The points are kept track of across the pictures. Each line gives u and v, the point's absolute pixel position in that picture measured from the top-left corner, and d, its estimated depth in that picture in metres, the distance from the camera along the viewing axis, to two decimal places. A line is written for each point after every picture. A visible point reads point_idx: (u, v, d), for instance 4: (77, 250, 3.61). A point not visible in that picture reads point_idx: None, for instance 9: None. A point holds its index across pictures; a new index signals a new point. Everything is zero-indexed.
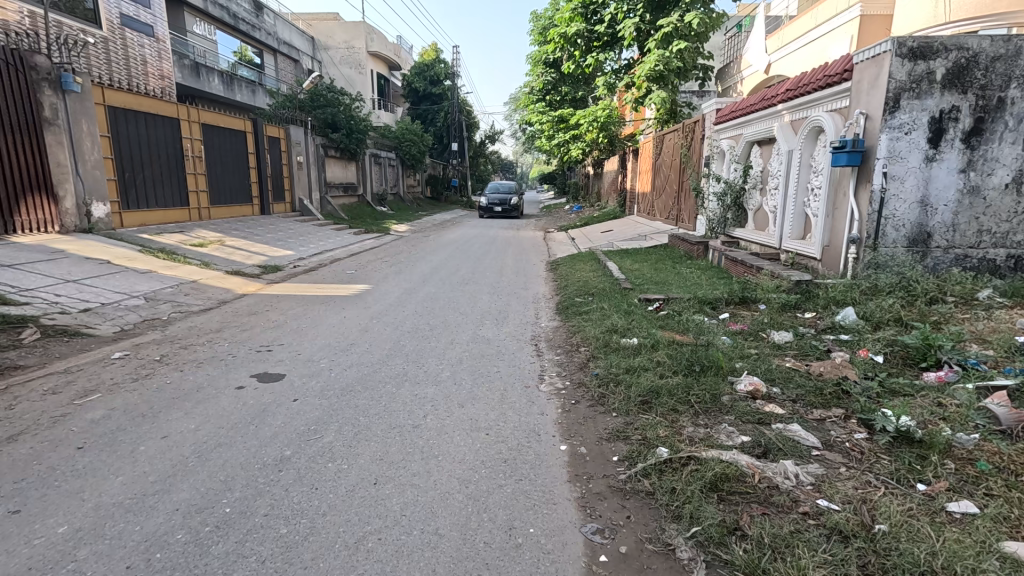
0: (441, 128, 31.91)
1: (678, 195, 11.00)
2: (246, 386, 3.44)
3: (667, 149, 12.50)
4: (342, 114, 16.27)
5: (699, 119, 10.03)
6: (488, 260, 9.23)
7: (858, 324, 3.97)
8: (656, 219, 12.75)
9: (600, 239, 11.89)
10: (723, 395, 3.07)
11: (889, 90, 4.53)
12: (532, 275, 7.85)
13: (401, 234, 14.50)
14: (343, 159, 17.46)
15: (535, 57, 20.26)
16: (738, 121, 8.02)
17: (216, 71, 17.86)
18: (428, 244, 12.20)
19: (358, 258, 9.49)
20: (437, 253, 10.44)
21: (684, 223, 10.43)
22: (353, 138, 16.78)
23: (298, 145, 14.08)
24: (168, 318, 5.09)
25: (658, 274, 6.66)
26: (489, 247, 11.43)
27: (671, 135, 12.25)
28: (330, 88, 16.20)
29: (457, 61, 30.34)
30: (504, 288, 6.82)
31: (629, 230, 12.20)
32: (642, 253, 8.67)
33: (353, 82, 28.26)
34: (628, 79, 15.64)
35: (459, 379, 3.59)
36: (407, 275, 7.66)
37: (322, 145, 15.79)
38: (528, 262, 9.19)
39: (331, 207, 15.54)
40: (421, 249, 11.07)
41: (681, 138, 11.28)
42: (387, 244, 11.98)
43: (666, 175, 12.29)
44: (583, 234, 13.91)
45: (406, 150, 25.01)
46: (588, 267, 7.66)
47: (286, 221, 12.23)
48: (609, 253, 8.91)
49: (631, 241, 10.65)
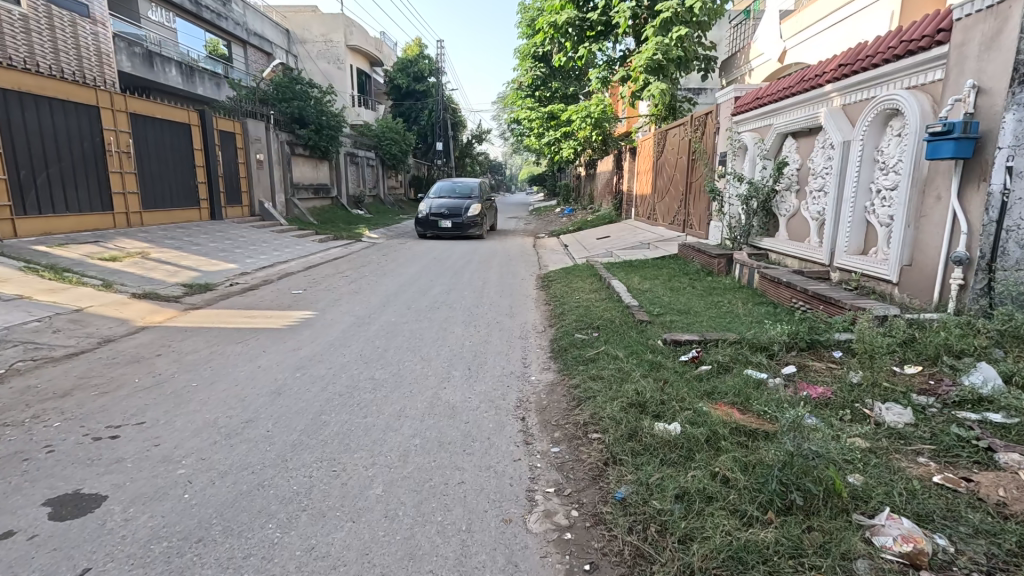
0: (425, 126, 30.45)
1: (686, 198, 9.70)
2: (22, 530, 1.99)
3: (670, 146, 11.17)
4: (310, 108, 14.76)
5: (711, 110, 8.68)
6: (467, 274, 7.84)
7: (1011, 395, 2.62)
8: (659, 224, 11.45)
9: (596, 247, 10.55)
10: (860, 562, 1.69)
11: (1020, 50, 3.21)
12: (519, 295, 6.49)
13: (375, 241, 13.06)
14: (313, 158, 15.96)
15: (523, 51, 18.91)
16: (764, 111, 6.72)
17: (173, 62, 16.23)
18: (402, 253, 10.82)
19: (315, 272, 8.08)
20: (410, 264, 9.02)
21: (694, 230, 9.14)
22: (323, 135, 15.29)
23: (258, 142, 12.54)
24: (5, 372, 3.61)
25: (677, 298, 5.29)
26: (472, 256, 10.07)
27: (675, 131, 10.97)
28: (297, 80, 14.68)
29: (441, 56, 28.89)
30: (483, 315, 5.45)
31: (629, 237, 10.90)
32: (649, 266, 7.33)
33: (331, 77, 26.67)
34: (625, 72, 14.31)
35: (394, 506, 2.17)
36: (366, 296, 6.25)
37: (288, 142, 14.28)
38: (515, 276, 7.84)
39: (299, 211, 14.05)
40: (392, 259, 9.68)
41: (687, 134, 9.93)
42: (356, 253, 10.57)
43: (670, 175, 10.97)
44: (575, 241, 12.57)
45: (387, 149, 23.55)
46: (586, 286, 6.28)
47: (240, 227, 10.75)
48: (611, 266, 7.57)
49: (634, 250, 9.33)
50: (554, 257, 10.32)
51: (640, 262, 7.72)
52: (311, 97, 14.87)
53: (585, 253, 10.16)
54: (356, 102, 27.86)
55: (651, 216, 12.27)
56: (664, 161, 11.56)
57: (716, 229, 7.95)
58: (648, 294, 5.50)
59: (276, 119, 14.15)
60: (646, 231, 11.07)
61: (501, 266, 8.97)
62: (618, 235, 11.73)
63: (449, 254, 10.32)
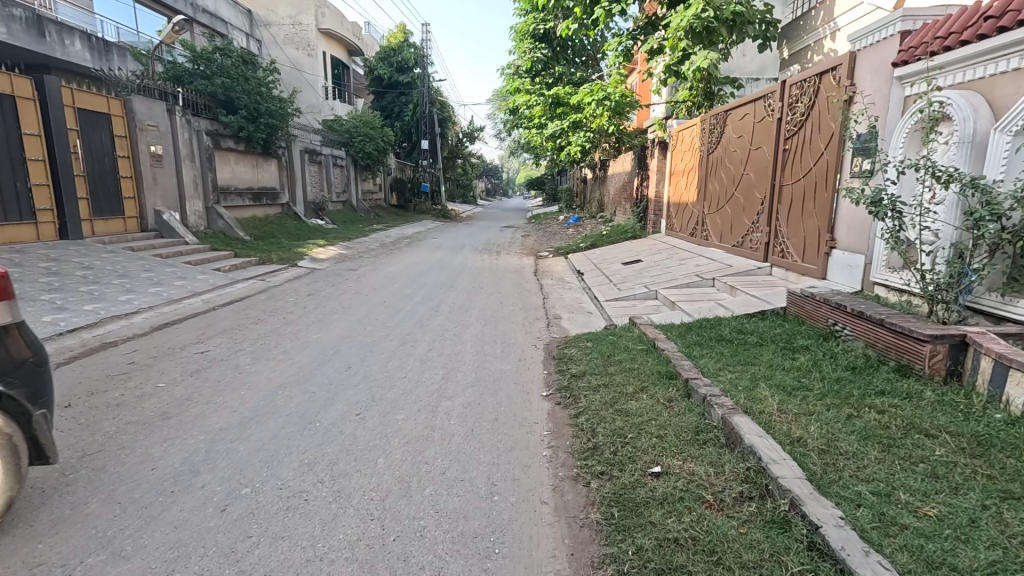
0: (409, 123, 27.00)
1: (778, 211, 6.29)
2: None
3: (732, 134, 7.70)
4: (240, 88, 11.29)
5: (832, 67, 5.24)
6: (419, 354, 4.35)
7: None
8: (720, 246, 8.00)
9: (632, 285, 7.09)
10: None
11: None
12: (507, 429, 3.00)
13: (318, 265, 9.58)
14: (250, 155, 12.48)
15: (521, 29, 15.54)
16: (1000, 44, 3.37)
17: (76, 33, 12.33)
18: (343, 288, 7.41)
19: (153, 343, 4.60)
20: (336, 319, 5.57)
21: (801, 264, 5.74)
22: (260, 125, 11.82)
23: (152, 129, 9.10)
24: None
25: (975, 525, 1.82)
26: (440, 300, 6.60)
27: (737, 112, 7.60)
28: (223, 51, 11.19)
29: (427, 43, 25.49)
30: (409, 548, 1.98)
31: (675, 270, 7.46)
32: (759, 347, 3.85)
33: (300, 65, 23.14)
34: (658, 41, 10.98)
35: None
36: (168, 442, 2.77)
37: (208, 133, 10.79)
38: (506, 355, 4.35)
39: (224, 222, 10.75)
40: (315, 305, 6.23)
41: (772, 113, 6.46)
42: (271, 291, 7.14)
43: (737, 178, 7.54)
44: (592, 267, 9.12)
45: (360, 147, 20.06)
46: (662, 420, 2.78)
47: (101, 253, 7.27)
48: (683, 339, 4.10)
49: (694, 295, 5.93)
50: (567, 298, 6.89)
51: (732, 332, 4.24)
52: (244, 75, 11.40)
53: (617, 294, 6.71)
54: (329, 94, 24.36)
55: (702, 232, 8.84)
56: (721, 157, 8.13)
57: (879, 268, 4.45)
58: (861, 491, 2.02)
59: (192, 102, 10.61)
60: (704, 259, 7.64)
61: (485, 322, 5.52)
62: (655, 262, 8.32)
63: (406, 294, 6.88)
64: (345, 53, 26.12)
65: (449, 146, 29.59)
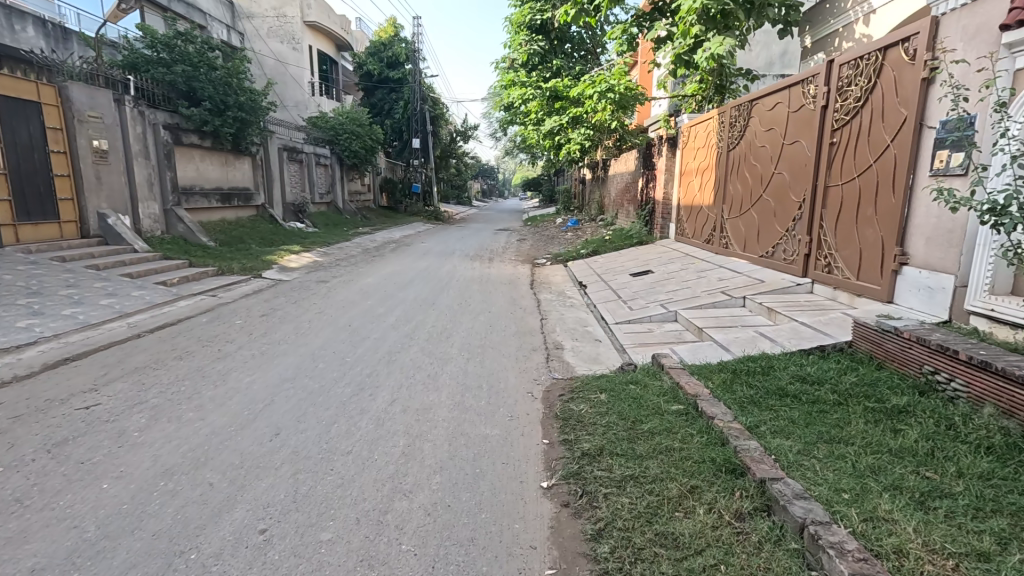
0: (400, 120, 25.84)
1: (822, 218, 5.26)
2: None
3: (759, 127, 6.66)
4: (203, 77, 10.18)
5: (903, 38, 4.20)
6: (376, 410, 3.27)
7: None
8: (744, 256, 6.97)
9: (645, 303, 6.04)
10: None
11: None
12: (489, 567, 1.92)
13: (286, 276, 8.48)
14: (218, 152, 11.36)
15: (517, 18, 14.46)
16: None
17: (29, 18, 11.12)
18: (307, 305, 6.32)
19: (30, 391, 3.50)
20: (285, 352, 4.48)
21: (856, 283, 4.71)
22: (227, 118, 10.72)
23: (95, 120, 8.00)
24: None
25: None
26: (418, 323, 5.53)
27: (765, 101, 6.56)
28: (185, 36, 10.09)
29: (418, 38, 24.43)
30: None
31: (695, 285, 6.40)
32: (841, 409, 2.78)
33: (284, 59, 21.97)
34: (666, 28, 9.82)
35: None
36: None
37: (167, 126, 9.67)
38: (492, 410, 3.29)
39: (184, 226, 9.64)
40: (264, 330, 5.14)
41: (815, 100, 5.42)
42: (219, 309, 6.04)
43: (765, 177, 6.52)
44: (597, 279, 8.05)
45: (346, 145, 18.96)
46: (740, 573, 1.70)
47: (19, 265, 6.14)
48: (731, 393, 3.02)
49: (724, 321, 4.89)
50: (570, 319, 5.83)
51: (793, 383, 3.16)
52: (208, 63, 10.29)
53: (630, 316, 5.64)
54: (316, 90, 23.17)
55: (721, 239, 7.81)
56: (745, 153, 7.09)
57: (982, 295, 3.43)
58: None
59: (148, 92, 9.50)
60: (727, 272, 6.59)
61: (469, 354, 4.46)
62: (669, 274, 7.26)
63: (378, 315, 5.80)
64: (334, 48, 25.03)
65: (442, 145, 28.41)
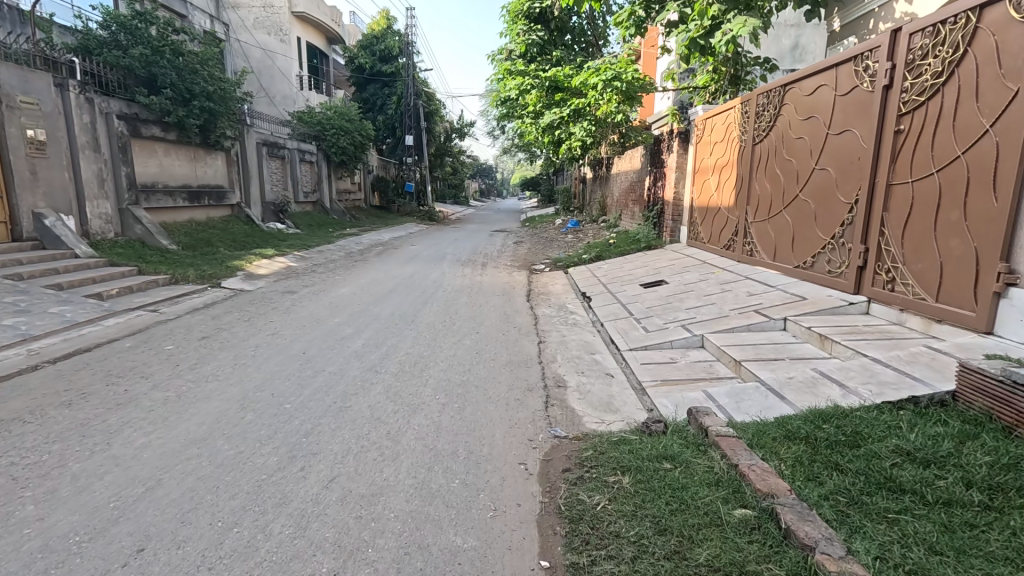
0: (393, 116, 24.84)
1: (882, 223, 4.31)
2: None
3: (795, 115, 5.71)
4: (166, 62, 9.16)
5: None
6: (303, 499, 2.30)
7: None
8: (775, 266, 6.00)
9: (662, 324, 5.08)
10: None
11: None
12: None
13: (250, 285, 7.49)
14: (184, 146, 10.37)
15: (516, 5, 13.48)
16: None
17: None
18: (261, 323, 5.34)
19: None
20: (210, 393, 3.49)
21: (936, 306, 3.75)
22: (192, 108, 9.74)
23: (31, 108, 7.00)
24: None
25: None
26: (390, 348, 4.55)
27: (803, 84, 5.61)
28: (145, 16, 9.05)
29: (412, 30, 23.44)
30: None
31: (720, 301, 5.44)
32: (999, 523, 1.81)
33: (271, 51, 20.93)
34: (678, 9, 8.82)
35: None
36: None
37: (122, 117, 8.68)
38: (468, 500, 2.32)
39: (141, 228, 8.65)
40: (196, 359, 4.15)
41: (872, 79, 4.47)
42: (155, 329, 5.05)
43: (801, 174, 5.57)
44: (602, 290, 7.10)
45: (334, 141, 17.97)
46: None
47: None
48: (820, 491, 2.04)
49: (766, 353, 3.93)
50: (575, 344, 4.86)
51: (902, 466, 2.19)
52: (173, 47, 9.29)
53: (648, 342, 4.68)
54: (304, 84, 22.21)
55: (744, 245, 6.86)
56: (775, 147, 6.13)
57: None
58: None
59: (102, 78, 8.50)
60: (757, 285, 5.62)
61: (445, 398, 3.48)
62: (686, 287, 6.29)
63: (342, 338, 4.81)
64: (324, 41, 24.01)
65: (437, 143, 27.41)
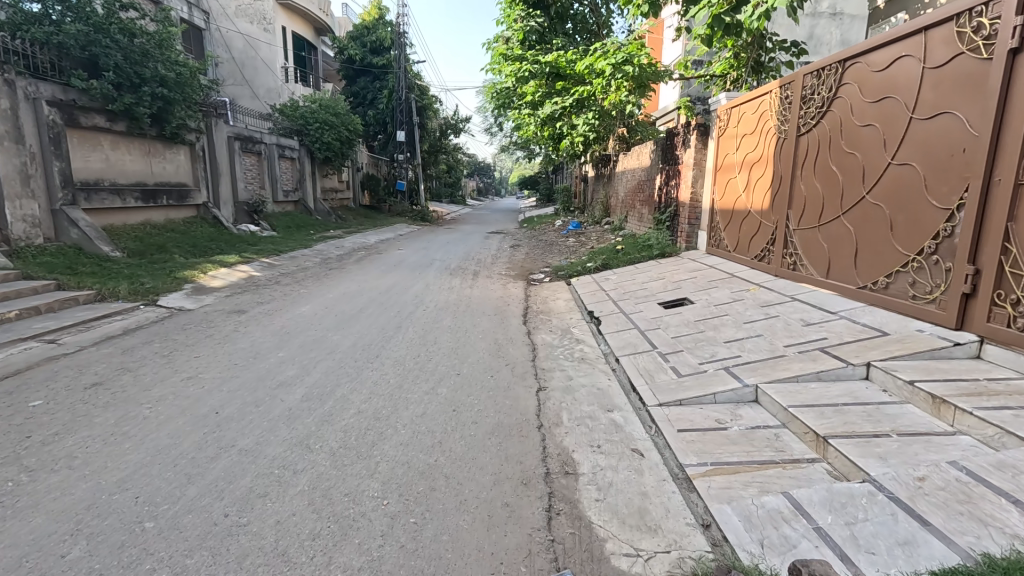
0: (384, 111, 23.63)
1: (1005, 236, 3.16)
2: None
3: (859, 97, 4.58)
4: (110, 41, 7.98)
5: None
6: None
7: None
8: (831, 286, 4.86)
9: (698, 366, 3.93)
10: None
11: None
12: None
13: (195, 301, 6.30)
14: (138, 139, 9.21)
15: None
16: None
17: None
18: (181, 361, 4.15)
19: None
20: (43, 497, 2.31)
21: None
22: (142, 95, 8.58)
23: None
24: None
25: None
26: (337, 405, 3.38)
27: (872, 58, 4.48)
28: None
29: (404, 20, 22.28)
30: None
31: (768, 333, 4.28)
32: None
33: (254, 41, 19.68)
34: None
35: None
36: None
37: (55, 103, 7.49)
38: None
39: (77, 233, 7.47)
40: (61, 427, 2.98)
41: (988, 43, 3.34)
42: (36, 371, 3.86)
43: (869, 172, 4.43)
44: (614, 310, 5.95)
45: (318, 136, 16.79)
46: None
47: None
48: None
49: (859, 423, 2.79)
50: (585, 395, 3.70)
51: None
52: (121, 26, 8.11)
53: (683, 394, 3.51)
54: (290, 76, 20.99)
55: (785, 257, 5.73)
56: (828, 138, 5.00)
57: None
58: None
59: (29, 58, 7.31)
60: (811, 311, 4.48)
61: (395, 505, 2.32)
62: (719, 310, 5.14)
63: (276, 387, 3.64)
64: (312, 31, 22.78)
65: (431, 139, 26.20)
